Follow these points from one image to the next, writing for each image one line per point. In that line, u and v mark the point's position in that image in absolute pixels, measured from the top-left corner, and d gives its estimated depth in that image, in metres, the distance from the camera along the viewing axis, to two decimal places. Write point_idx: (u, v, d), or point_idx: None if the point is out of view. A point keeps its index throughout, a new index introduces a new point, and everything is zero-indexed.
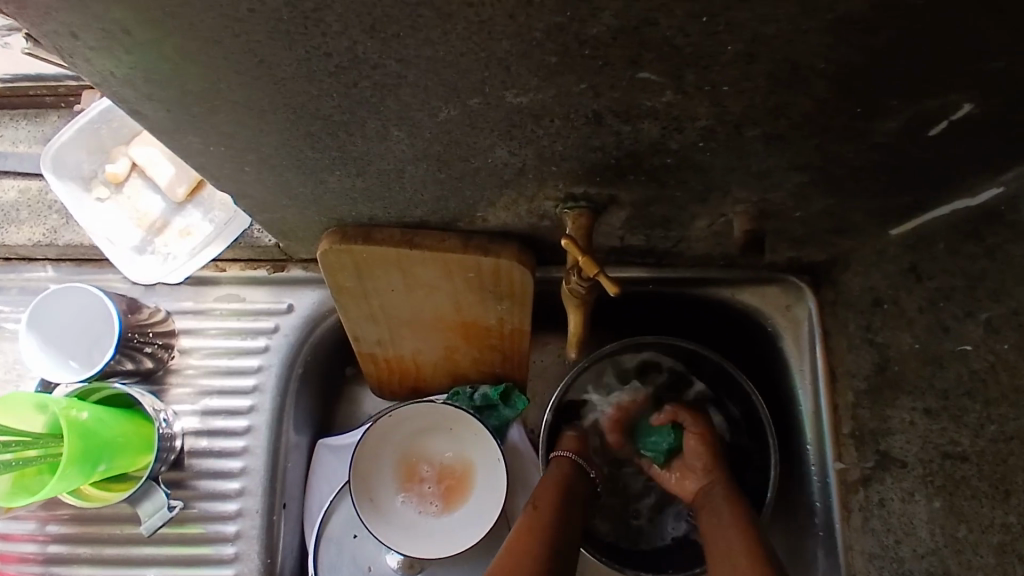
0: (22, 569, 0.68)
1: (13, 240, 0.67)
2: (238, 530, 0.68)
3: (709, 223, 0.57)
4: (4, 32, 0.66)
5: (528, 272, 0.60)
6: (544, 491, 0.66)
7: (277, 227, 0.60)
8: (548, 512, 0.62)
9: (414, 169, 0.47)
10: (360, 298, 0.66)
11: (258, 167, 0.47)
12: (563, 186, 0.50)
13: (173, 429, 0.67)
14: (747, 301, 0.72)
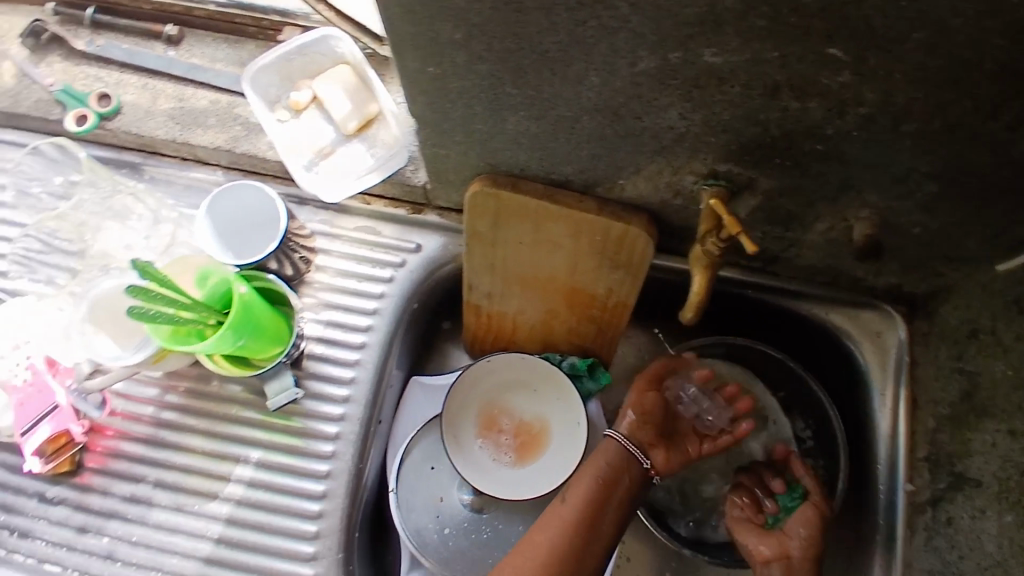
0: (133, 427, 0.75)
1: (197, 140, 0.75)
2: (338, 432, 0.75)
3: (828, 227, 0.63)
4: None
5: (650, 242, 0.66)
6: (587, 481, 0.70)
7: (435, 165, 0.68)
8: (584, 511, 0.69)
9: (589, 120, 0.54)
10: (488, 247, 0.73)
11: (455, 94, 0.54)
12: (711, 162, 0.56)
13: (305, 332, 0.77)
14: (839, 320, 0.76)
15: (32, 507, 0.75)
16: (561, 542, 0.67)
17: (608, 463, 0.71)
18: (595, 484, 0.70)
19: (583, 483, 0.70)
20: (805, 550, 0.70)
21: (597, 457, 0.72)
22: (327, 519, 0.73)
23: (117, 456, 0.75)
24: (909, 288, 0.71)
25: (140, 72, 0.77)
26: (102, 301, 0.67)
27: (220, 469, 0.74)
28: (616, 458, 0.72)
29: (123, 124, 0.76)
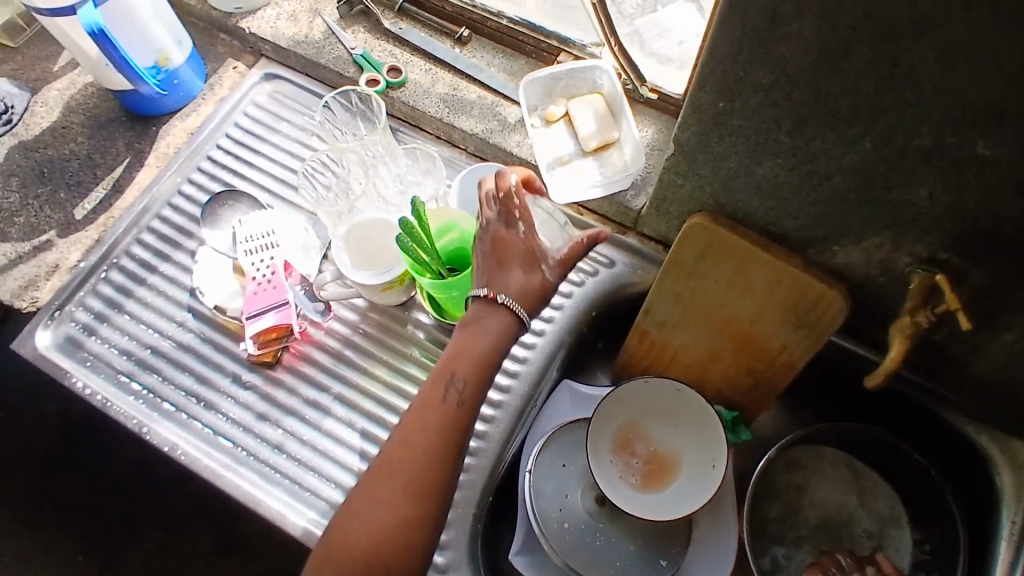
0: (328, 340, 0.84)
1: (460, 124, 0.89)
2: (500, 400, 0.85)
3: (1017, 339, 0.68)
4: None
5: (844, 307, 0.72)
6: (437, 411, 0.68)
7: (664, 193, 0.78)
8: (433, 453, 0.67)
9: (839, 181, 0.62)
10: (683, 278, 0.80)
11: (729, 131, 0.64)
12: (932, 246, 0.63)
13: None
14: (985, 441, 0.79)
15: (225, 385, 0.82)
16: (445, 411, 0.69)
17: (447, 420, 0.68)
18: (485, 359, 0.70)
19: (478, 352, 0.70)
20: None
21: (484, 331, 0.71)
22: (472, 473, 0.82)
23: (309, 362, 0.83)
24: None
25: (427, 58, 0.92)
26: (360, 227, 0.78)
27: (392, 400, 0.81)
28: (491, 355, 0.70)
29: (404, 95, 0.90)
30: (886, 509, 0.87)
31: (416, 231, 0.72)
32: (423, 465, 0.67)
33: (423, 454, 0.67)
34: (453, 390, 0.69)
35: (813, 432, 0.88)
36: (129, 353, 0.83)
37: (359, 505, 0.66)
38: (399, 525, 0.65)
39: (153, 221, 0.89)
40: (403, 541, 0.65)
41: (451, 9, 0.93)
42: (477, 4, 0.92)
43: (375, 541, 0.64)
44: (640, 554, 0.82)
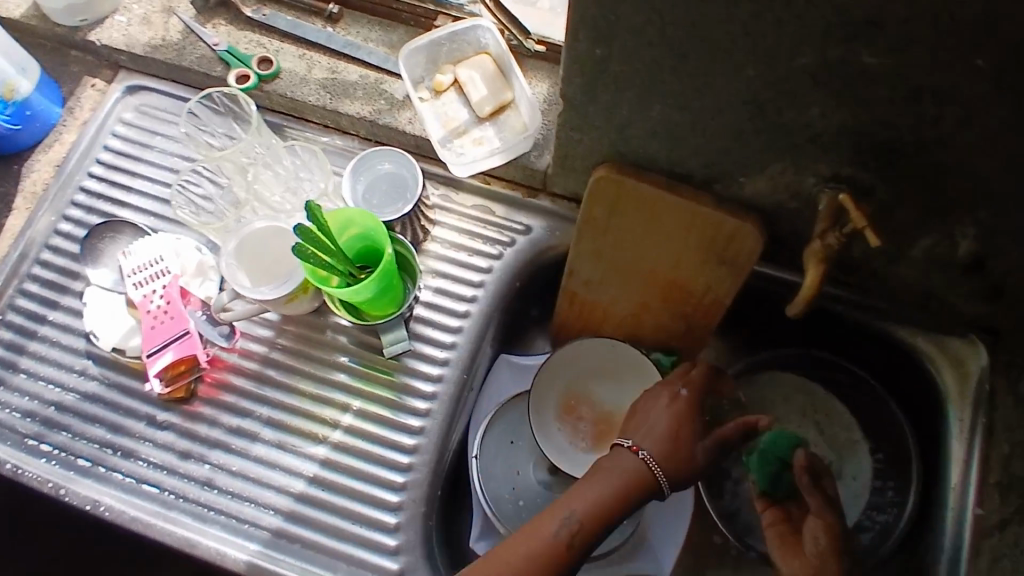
0: (243, 363, 0.81)
1: (344, 109, 0.83)
2: (434, 392, 0.80)
3: (934, 243, 0.67)
4: None
5: (759, 242, 0.71)
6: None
7: (565, 150, 0.74)
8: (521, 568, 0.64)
9: (731, 113, 0.60)
10: (599, 233, 0.78)
11: (612, 78, 0.61)
12: (834, 165, 0.62)
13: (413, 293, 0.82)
14: (925, 347, 0.80)
15: (139, 428, 0.78)
16: (529, 552, 0.64)
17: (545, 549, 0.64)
18: (608, 494, 0.66)
19: (598, 486, 0.67)
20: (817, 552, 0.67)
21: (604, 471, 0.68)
22: (416, 472, 0.77)
23: (228, 390, 0.80)
24: (995, 318, 0.75)
25: (299, 43, 0.86)
26: (249, 238, 0.74)
27: (321, 414, 0.79)
28: (632, 479, 0.67)
29: (280, 88, 0.84)
30: (838, 432, 0.86)
31: (320, 237, 0.68)
32: None
33: (524, 549, 0.64)
34: (565, 526, 0.65)
35: (758, 363, 0.87)
36: (32, 415, 0.79)
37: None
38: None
39: (33, 267, 0.83)
40: None
41: None
42: None
43: None
44: None
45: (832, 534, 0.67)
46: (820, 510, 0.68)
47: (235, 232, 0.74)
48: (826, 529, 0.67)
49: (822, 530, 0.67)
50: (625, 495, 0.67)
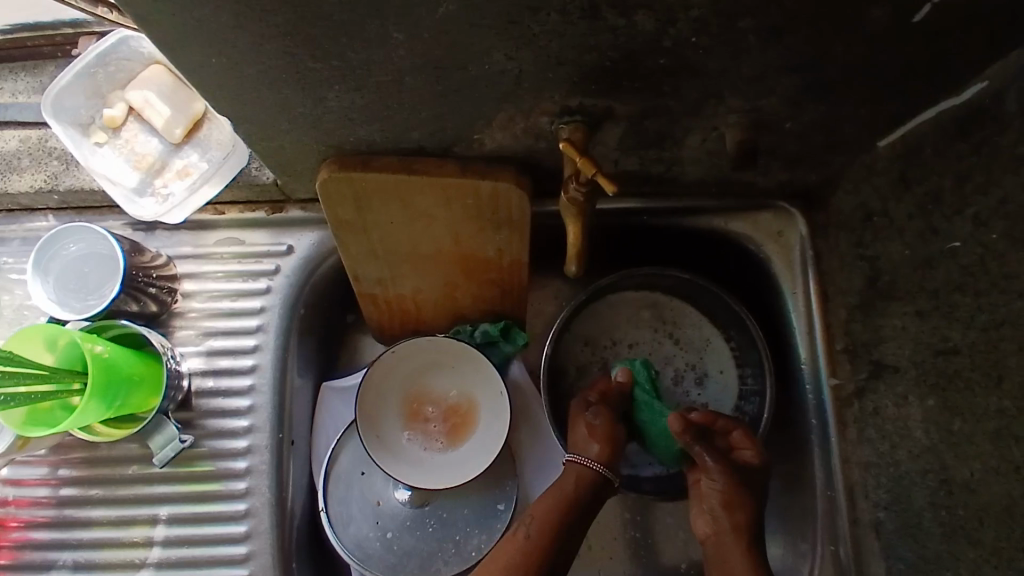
0: (35, 513, 0.70)
1: (14, 188, 0.67)
2: (248, 466, 0.70)
3: (703, 139, 0.59)
4: None
5: (524, 196, 0.61)
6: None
7: (275, 159, 0.61)
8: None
9: (414, 80, 0.48)
10: (361, 234, 0.66)
11: (257, 84, 0.48)
12: (559, 99, 0.51)
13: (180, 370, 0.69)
14: (739, 227, 0.74)
15: None
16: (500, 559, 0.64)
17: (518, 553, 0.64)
18: (554, 503, 0.66)
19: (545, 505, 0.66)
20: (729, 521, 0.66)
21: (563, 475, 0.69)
22: (257, 559, 0.69)
23: (28, 547, 0.70)
24: (801, 181, 0.69)
25: None
26: None
27: (133, 536, 0.69)
28: (569, 484, 0.68)
29: None
30: (692, 336, 0.81)
31: (14, 371, 0.56)
32: None
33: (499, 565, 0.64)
34: (523, 525, 0.66)
35: (590, 296, 0.79)
36: None
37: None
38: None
39: None
40: None
41: None
42: None
43: None
44: (476, 516, 0.75)
45: (729, 501, 0.66)
46: (719, 479, 0.67)
47: None
48: (724, 497, 0.66)
49: (720, 497, 0.66)
50: (567, 497, 0.67)
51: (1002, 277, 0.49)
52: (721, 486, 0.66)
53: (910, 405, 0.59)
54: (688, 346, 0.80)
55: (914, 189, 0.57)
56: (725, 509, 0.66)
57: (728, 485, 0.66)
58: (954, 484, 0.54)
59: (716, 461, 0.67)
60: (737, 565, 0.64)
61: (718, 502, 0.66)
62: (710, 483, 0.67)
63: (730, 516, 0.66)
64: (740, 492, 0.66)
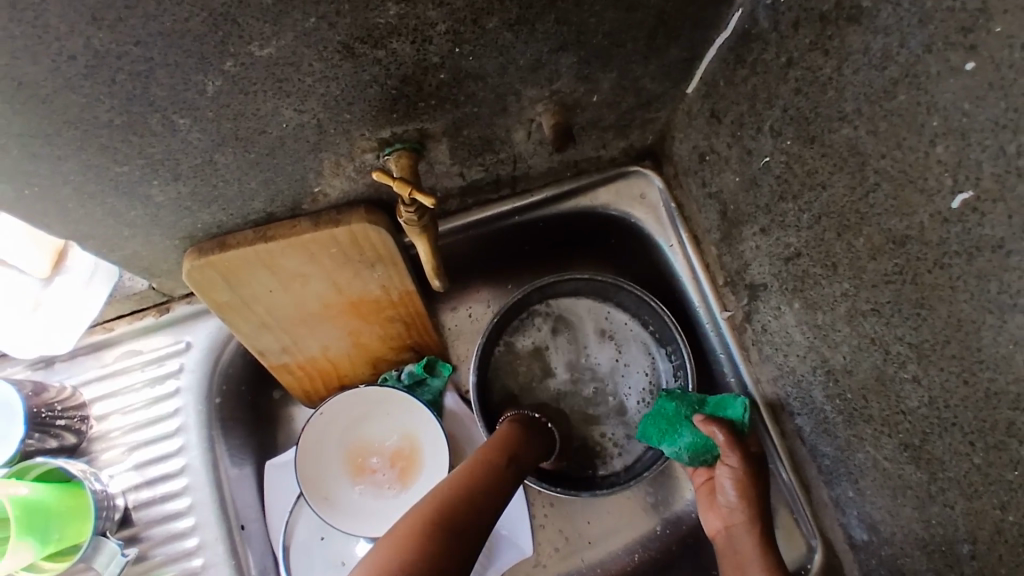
0: None
1: None
2: (203, 562, 0.71)
3: (527, 132, 0.62)
4: None
5: (383, 230, 0.64)
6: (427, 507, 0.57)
7: (139, 264, 0.63)
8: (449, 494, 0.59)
9: (224, 156, 0.50)
10: (247, 311, 0.68)
11: (74, 201, 0.49)
12: (371, 134, 0.54)
13: (111, 491, 0.70)
14: (605, 201, 0.77)
15: None
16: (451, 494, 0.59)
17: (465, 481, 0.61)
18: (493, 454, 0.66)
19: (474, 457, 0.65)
20: (744, 514, 0.68)
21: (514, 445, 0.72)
22: None
23: None
24: (641, 142, 0.73)
25: None
26: None
27: None
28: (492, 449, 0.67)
29: None
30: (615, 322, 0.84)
31: None
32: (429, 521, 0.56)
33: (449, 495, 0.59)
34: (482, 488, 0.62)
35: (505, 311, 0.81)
36: None
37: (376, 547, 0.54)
38: (430, 510, 0.56)
39: None
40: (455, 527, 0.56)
41: None
42: None
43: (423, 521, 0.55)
44: None
45: (747, 492, 0.67)
46: (739, 469, 0.68)
47: None
48: (743, 483, 0.68)
49: (736, 486, 0.68)
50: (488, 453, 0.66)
51: (806, 175, 0.52)
52: (738, 472, 0.68)
53: (785, 313, 0.62)
54: (614, 326, 0.84)
55: (725, 122, 0.61)
56: (745, 499, 0.68)
57: (748, 473, 0.68)
58: (835, 370, 0.57)
59: (726, 438, 0.68)
60: (751, 553, 0.66)
61: (736, 491, 0.68)
62: (727, 468, 0.69)
63: (748, 508, 0.68)
64: (752, 480, 0.68)
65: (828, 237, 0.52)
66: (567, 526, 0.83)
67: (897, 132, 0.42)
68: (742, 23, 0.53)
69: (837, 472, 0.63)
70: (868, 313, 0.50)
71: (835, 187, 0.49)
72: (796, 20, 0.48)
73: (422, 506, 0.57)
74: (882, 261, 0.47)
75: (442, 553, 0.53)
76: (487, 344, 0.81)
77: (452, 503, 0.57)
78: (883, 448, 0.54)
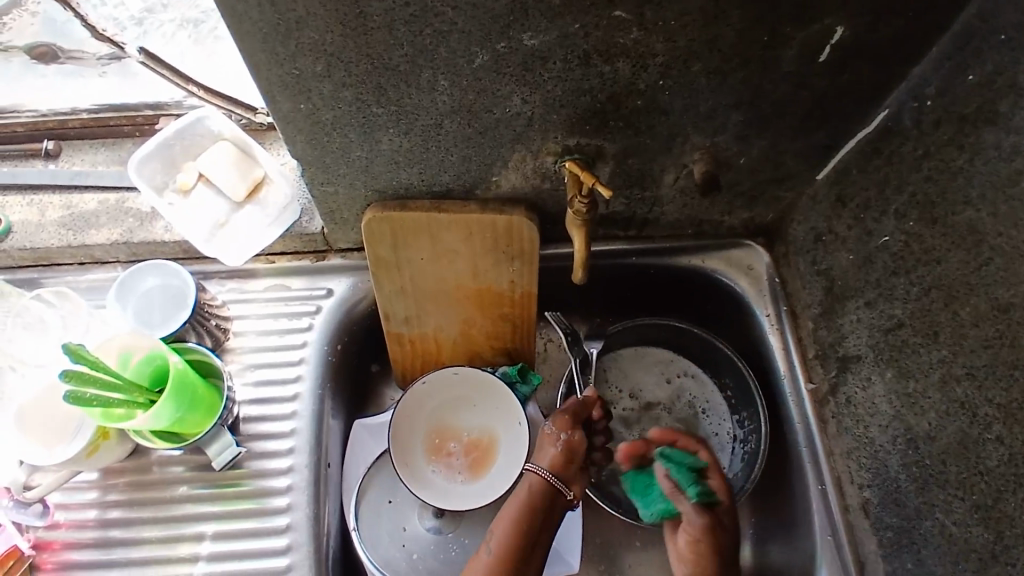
0: (79, 536, 0.74)
1: (92, 240, 0.78)
2: (289, 484, 0.76)
3: (675, 177, 0.73)
4: (105, 60, 0.80)
5: (534, 226, 0.74)
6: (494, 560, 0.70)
7: (328, 205, 0.74)
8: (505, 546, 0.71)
9: (451, 123, 0.62)
10: (394, 272, 0.77)
11: (329, 126, 0.61)
12: (561, 140, 0.66)
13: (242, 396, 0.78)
14: (715, 264, 0.86)
15: None
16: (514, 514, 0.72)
17: (527, 504, 0.72)
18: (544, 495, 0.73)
19: (532, 487, 0.73)
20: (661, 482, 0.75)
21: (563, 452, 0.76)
22: (296, 571, 0.73)
23: (71, 567, 0.73)
24: (760, 218, 0.83)
25: (24, 190, 0.81)
26: (30, 404, 0.69)
27: (179, 552, 0.74)
28: (536, 492, 0.73)
29: (16, 242, 0.78)
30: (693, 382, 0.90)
31: (94, 375, 0.63)
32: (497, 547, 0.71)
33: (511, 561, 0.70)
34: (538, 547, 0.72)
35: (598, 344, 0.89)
36: None
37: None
38: (513, 551, 0.71)
39: None
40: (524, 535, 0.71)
41: (21, 128, 0.81)
42: (47, 111, 0.81)
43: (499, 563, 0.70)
44: None
45: (700, 549, 0.70)
46: (695, 517, 0.71)
47: (10, 406, 0.69)
48: (694, 542, 0.71)
49: (695, 531, 0.71)
50: (534, 500, 0.73)
51: (923, 252, 0.61)
52: (694, 530, 0.71)
53: (874, 383, 0.69)
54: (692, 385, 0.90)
55: (849, 206, 0.71)
56: (693, 544, 0.71)
57: (700, 531, 0.71)
58: (918, 438, 0.64)
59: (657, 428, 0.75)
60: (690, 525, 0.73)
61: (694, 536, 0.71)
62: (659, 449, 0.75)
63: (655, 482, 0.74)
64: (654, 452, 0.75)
65: (935, 308, 0.60)
66: (613, 561, 0.86)
67: (1015, 215, 0.52)
68: (886, 122, 0.65)
69: (900, 546, 0.67)
70: (963, 378, 0.58)
71: (949, 263, 0.58)
72: (939, 121, 0.59)
73: (506, 530, 0.71)
74: (985, 326, 0.55)
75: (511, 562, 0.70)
76: (575, 368, 0.88)
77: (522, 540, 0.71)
78: (954, 513, 0.60)
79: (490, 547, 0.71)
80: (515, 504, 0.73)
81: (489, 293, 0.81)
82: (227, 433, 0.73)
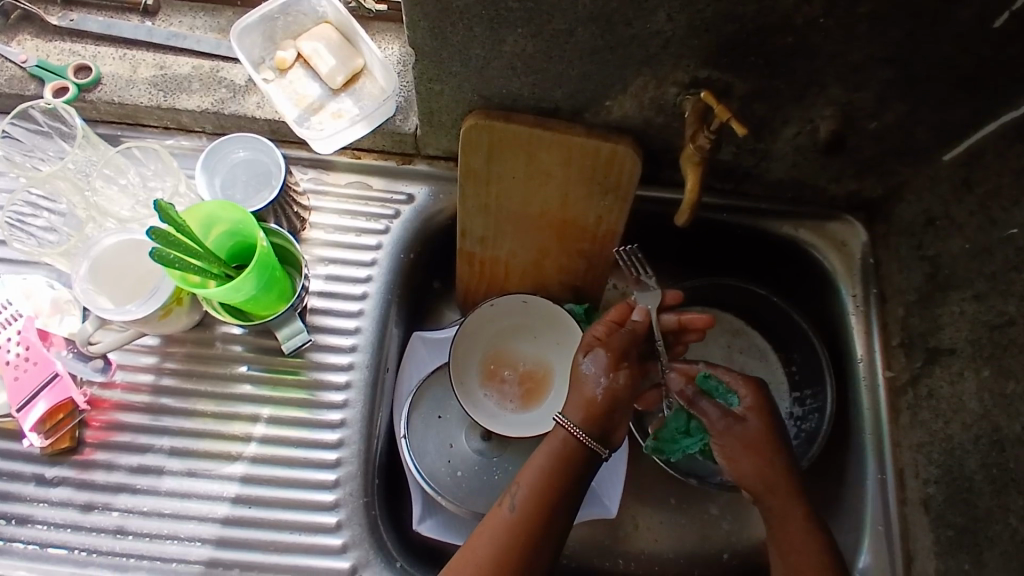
0: (132, 399, 0.75)
1: (182, 105, 0.76)
2: (347, 381, 0.76)
3: (796, 132, 0.68)
4: None
5: (638, 161, 0.70)
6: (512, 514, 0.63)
7: (429, 105, 0.71)
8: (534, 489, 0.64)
9: (583, 32, 0.59)
10: (482, 187, 0.75)
11: (457, 15, 0.58)
12: (691, 69, 0.62)
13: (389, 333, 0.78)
14: (808, 235, 0.82)
15: (31, 492, 0.73)
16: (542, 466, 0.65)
17: (560, 453, 0.65)
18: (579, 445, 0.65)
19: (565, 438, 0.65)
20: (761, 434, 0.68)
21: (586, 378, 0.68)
22: (346, 466, 0.73)
23: (119, 428, 0.74)
24: (868, 193, 0.78)
25: (118, 43, 0.79)
26: (104, 258, 0.68)
27: (233, 429, 0.74)
28: (567, 449, 0.65)
29: (104, 94, 0.77)
30: (754, 353, 0.87)
31: (180, 238, 0.61)
32: (518, 509, 0.63)
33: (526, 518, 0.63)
34: (565, 508, 0.65)
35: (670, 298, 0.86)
36: None
37: (478, 542, 0.63)
38: (534, 512, 0.63)
39: None
40: (553, 495, 0.64)
41: None
42: None
43: (516, 523, 0.63)
44: None
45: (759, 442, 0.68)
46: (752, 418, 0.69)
47: (83, 254, 0.68)
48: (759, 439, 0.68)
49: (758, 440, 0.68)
50: (567, 457, 0.65)
51: None
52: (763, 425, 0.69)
53: (966, 379, 0.66)
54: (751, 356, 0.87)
55: (975, 192, 0.67)
56: (752, 450, 0.68)
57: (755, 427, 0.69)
58: (1006, 440, 0.62)
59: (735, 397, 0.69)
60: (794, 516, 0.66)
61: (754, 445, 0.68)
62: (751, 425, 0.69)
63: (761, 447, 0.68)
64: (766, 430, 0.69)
65: None
66: (646, 515, 0.85)
67: None
68: None
69: (959, 545, 0.66)
70: None
71: None
72: None
73: (530, 486, 0.64)
74: None
75: (538, 521, 0.63)
76: None
77: (543, 500, 0.64)
78: None
79: (514, 502, 0.64)
80: (545, 458, 0.65)
81: (574, 225, 0.78)
82: (298, 318, 0.73)
